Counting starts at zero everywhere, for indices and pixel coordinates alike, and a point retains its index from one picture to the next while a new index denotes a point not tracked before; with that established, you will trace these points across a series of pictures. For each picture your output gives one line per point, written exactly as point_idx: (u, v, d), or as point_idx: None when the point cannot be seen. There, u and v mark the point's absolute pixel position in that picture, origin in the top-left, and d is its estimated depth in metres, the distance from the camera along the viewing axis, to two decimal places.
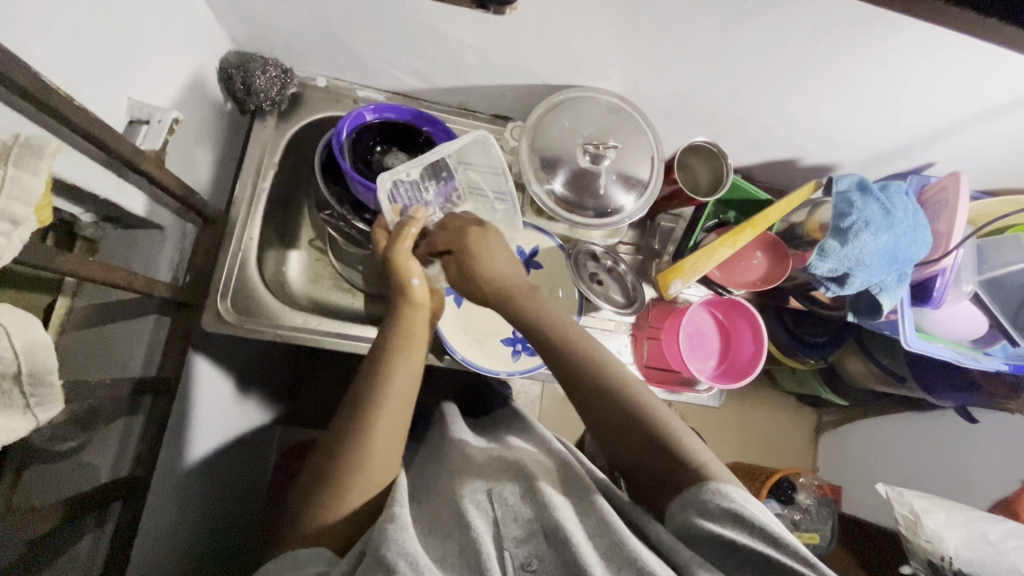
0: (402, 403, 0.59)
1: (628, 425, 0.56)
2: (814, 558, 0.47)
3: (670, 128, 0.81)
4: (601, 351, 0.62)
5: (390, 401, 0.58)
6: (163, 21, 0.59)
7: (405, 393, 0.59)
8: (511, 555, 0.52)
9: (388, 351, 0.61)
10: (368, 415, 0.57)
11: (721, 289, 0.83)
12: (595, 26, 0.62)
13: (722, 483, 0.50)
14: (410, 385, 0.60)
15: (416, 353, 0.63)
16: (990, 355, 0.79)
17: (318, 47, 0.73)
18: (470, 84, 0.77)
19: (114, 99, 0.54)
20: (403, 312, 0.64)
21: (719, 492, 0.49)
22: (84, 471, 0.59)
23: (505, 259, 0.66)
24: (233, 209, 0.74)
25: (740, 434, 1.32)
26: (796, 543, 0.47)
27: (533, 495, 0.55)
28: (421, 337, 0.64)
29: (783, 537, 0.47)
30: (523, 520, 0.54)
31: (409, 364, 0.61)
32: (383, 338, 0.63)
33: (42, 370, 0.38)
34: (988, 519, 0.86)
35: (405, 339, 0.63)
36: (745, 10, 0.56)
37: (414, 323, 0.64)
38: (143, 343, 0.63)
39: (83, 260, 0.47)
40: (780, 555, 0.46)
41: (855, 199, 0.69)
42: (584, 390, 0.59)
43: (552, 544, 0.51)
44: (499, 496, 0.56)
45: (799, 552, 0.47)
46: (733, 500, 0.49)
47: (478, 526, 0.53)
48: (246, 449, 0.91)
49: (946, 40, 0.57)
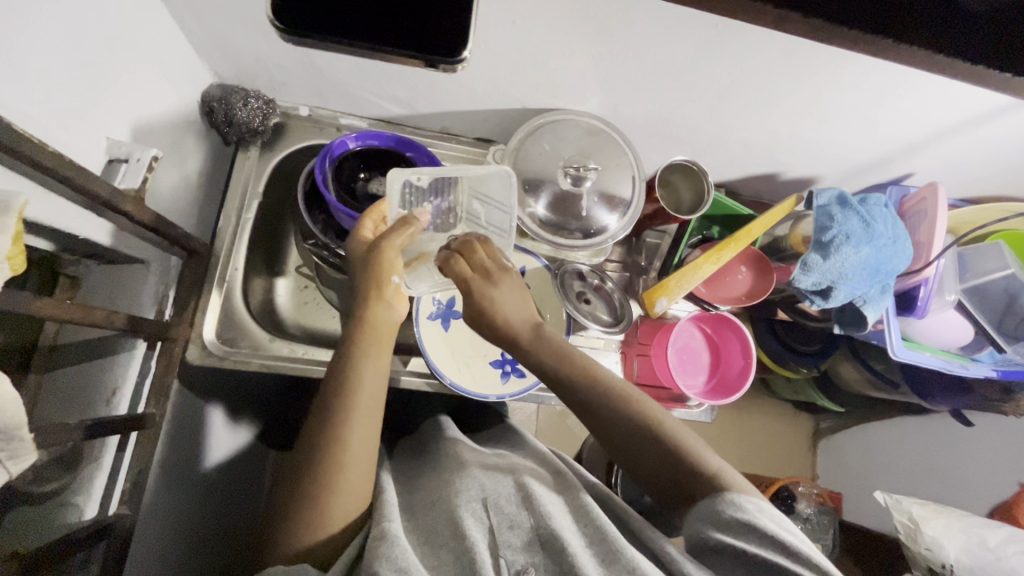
0: (369, 403, 0.58)
1: (633, 436, 0.56)
2: (825, 562, 0.48)
3: (651, 147, 0.82)
4: (603, 369, 0.61)
5: (359, 407, 0.57)
6: (143, 60, 0.60)
7: (373, 398, 0.58)
8: (508, 562, 0.51)
9: (353, 349, 0.60)
10: (339, 422, 0.55)
11: (708, 306, 0.82)
12: (571, 52, 0.63)
13: (737, 494, 0.50)
14: (377, 388, 0.59)
15: (383, 356, 0.61)
16: (977, 361, 0.80)
17: (300, 78, 0.74)
18: (452, 109, 0.78)
19: (92, 140, 0.54)
20: (370, 308, 0.62)
21: (734, 504, 0.49)
22: (68, 512, 0.59)
23: (518, 305, 0.63)
24: (217, 240, 0.74)
25: (738, 445, 1.31)
26: (808, 549, 0.48)
27: (529, 503, 0.55)
28: (389, 333, 0.63)
29: (796, 546, 0.48)
30: (522, 529, 0.53)
31: (377, 362, 0.60)
32: (350, 339, 0.61)
33: (11, 426, 0.38)
34: (986, 525, 0.85)
35: (371, 340, 0.61)
36: (716, 34, 0.57)
37: (382, 323, 0.62)
38: (127, 377, 0.62)
39: (62, 304, 0.47)
40: (795, 564, 0.47)
41: (834, 213, 0.70)
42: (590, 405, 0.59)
43: (549, 555, 0.51)
44: (495, 504, 0.56)
45: (812, 560, 0.47)
46: (747, 510, 0.49)
47: (474, 535, 0.52)
48: (239, 478, 0.90)
49: (900, 70, 0.59)
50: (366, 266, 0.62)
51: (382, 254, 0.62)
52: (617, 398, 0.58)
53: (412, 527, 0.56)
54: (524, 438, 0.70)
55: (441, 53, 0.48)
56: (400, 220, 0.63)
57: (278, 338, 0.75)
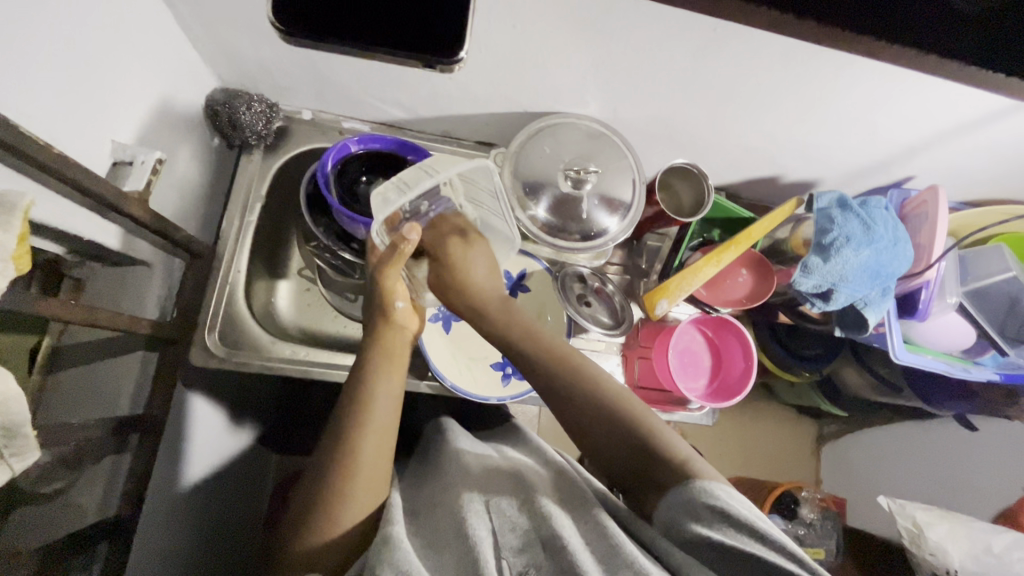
0: (387, 421, 0.58)
1: (605, 421, 0.57)
2: (798, 551, 0.46)
3: (652, 150, 0.82)
4: (580, 361, 0.62)
5: (371, 424, 0.57)
6: (147, 65, 0.61)
7: (388, 412, 0.58)
8: (509, 564, 0.51)
9: (364, 373, 0.60)
10: (352, 441, 0.55)
11: (709, 309, 0.83)
12: (570, 56, 0.64)
13: (708, 482, 0.50)
14: (394, 404, 0.59)
15: (396, 371, 0.62)
16: (980, 365, 0.80)
17: (303, 83, 0.74)
18: (453, 113, 0.79)
19: (97, 144, 0.55)
20: (382, 331, 0.64)
21: (706, 492, 0.49)
22: (70, 513, 0.59)
23: (484, 270, 0.71)
24: (221, 243, 0.74)
25: (740, 450, 1.30)
26: (782, 538, 0.47)
27: (530, 507, 0.55)
28: (400, 353, 0.63)
29: (766, 532, 0.47)
30: (520, 530, 0.54)
31: (391, 383, 0.60)
32: (362, 359, 0.62)
33: (15, 422, 0.38)
34: (992, 530, 0.85)
35: (383, 358, 0.62)
36: (715, 37, 0.57)
37: (393, 341, 0.63)
38: (131, 379, 0.64)
39: (66, 304, 0.47)
40: (766, 551, 0.46)
41: (835, 216, 0.70)
42: (568, 402, 0.59)
43: (551, 556, 0.50)
44: (497, 507, 0.56)
45: (785, 546, 0.46)
46: (719, 498, 0.48)
47: (477, 533, 0.52)
48: (241, 480, 0.90)
49: (899, 73, 0.59)
50: (372, 293, 0.66)
51: (383, 283, 0.65)
52: (588, 387, 0.59)
53: (415, 531, 0.56)
54: (526, 439, 0.70)
55: (439, 54, 0.48)
56: (391, 246, 0.65)
57: (280, 341, 0.75)
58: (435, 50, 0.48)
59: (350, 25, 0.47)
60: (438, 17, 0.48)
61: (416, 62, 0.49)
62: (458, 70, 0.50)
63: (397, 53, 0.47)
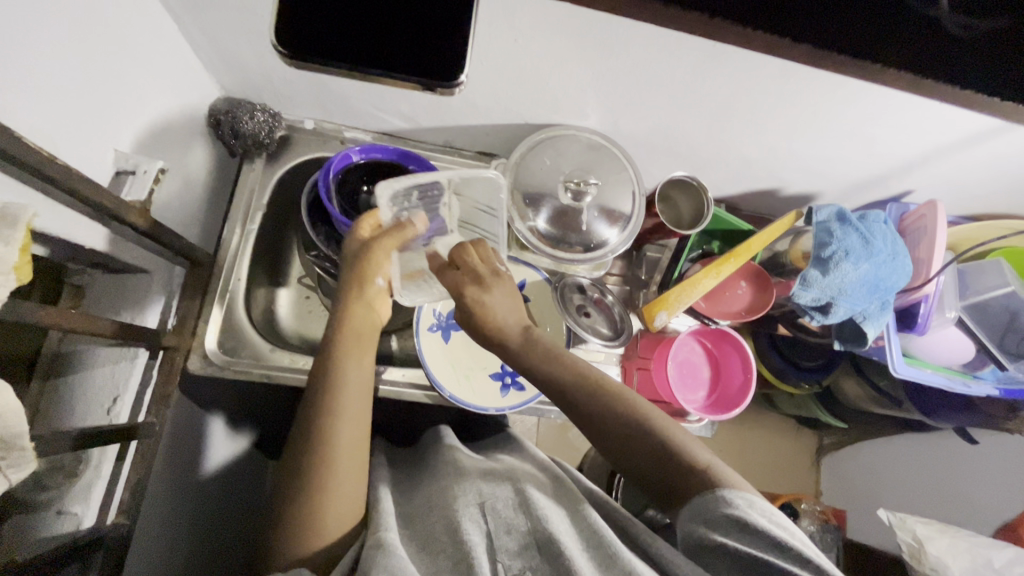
0: (356, 411, 0.57)
1: (617, 426, 0.57)
2: (821, 563, 0.46)
3: (651, 162, 0.83)
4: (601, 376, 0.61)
5: (342, 415, 0.56)
6: (150, 74, 0.61)
7: (358, 401, 0.58)
8: (505, 567, 0.51)
9: (336, 350, 0.60)
10: (327, 433, 0.55)
11: (708, 320, 0.83)
12: (569, 69, 0.64)
13: (727, 490, 0.50)
14: (362, 392, 0.59)
15: (365, 355, 0.61)
16: (980, 379, 0.80)
17: (305, 93, 0.75)
18: (454, 124, 0.79)
19: (100, 153, 0.55)
20: (350, 307, 0.63)
21: (724, 500, 0.49)
22: (64, 521, 0.58)
23: (509, 310, 0.64)
24: (220, 251, 0.74)
25: (740, 461, 1.29)
26: (803, 549, 0.47)
27: (526, 508, 0.55)
28: (368, 334, 0.63)
29: (788, 542, 0.46)
30: (518, 533, 0.53)
31: (360, 369, 0.60)
32: (328, 341, 0.61)
33: (11, 435, 0.38)
34: (992, 545, 0.84)
35: (351, 340, 0.61)
36: (714, 53, 0.58)
37: (361, 322, 0.63)
38: (132, 387, 0.63)
39: (65, 313, 0.48)
40: (786, 561, 0.45)
41: (834, 229, 0.70)
42: (590, 415, 0.58)
43: (547, 559, 0.50)
44: (492, 508, 0.55)
45: (803, 555, 0.46)
46: (736, 506, 0.48)
47: (471, 537, 0.52)
48: (237, 488, 0.89)
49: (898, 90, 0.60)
50: (351, 265, 0.63)
51: (371, 253, 0.63)
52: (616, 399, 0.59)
53: (410, 536, 0.55)
54: (524, 447, 0.70)
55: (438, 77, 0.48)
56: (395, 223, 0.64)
57: (279, 349, 0.75)
58: (439, 70, 0.48)
59: (351, 47, 0.47)
60: (438, 39, 0.48)
61: (415, 84, 0.49)
62: (457, 92, 0.50)
63: (404, 77, 0.48)
